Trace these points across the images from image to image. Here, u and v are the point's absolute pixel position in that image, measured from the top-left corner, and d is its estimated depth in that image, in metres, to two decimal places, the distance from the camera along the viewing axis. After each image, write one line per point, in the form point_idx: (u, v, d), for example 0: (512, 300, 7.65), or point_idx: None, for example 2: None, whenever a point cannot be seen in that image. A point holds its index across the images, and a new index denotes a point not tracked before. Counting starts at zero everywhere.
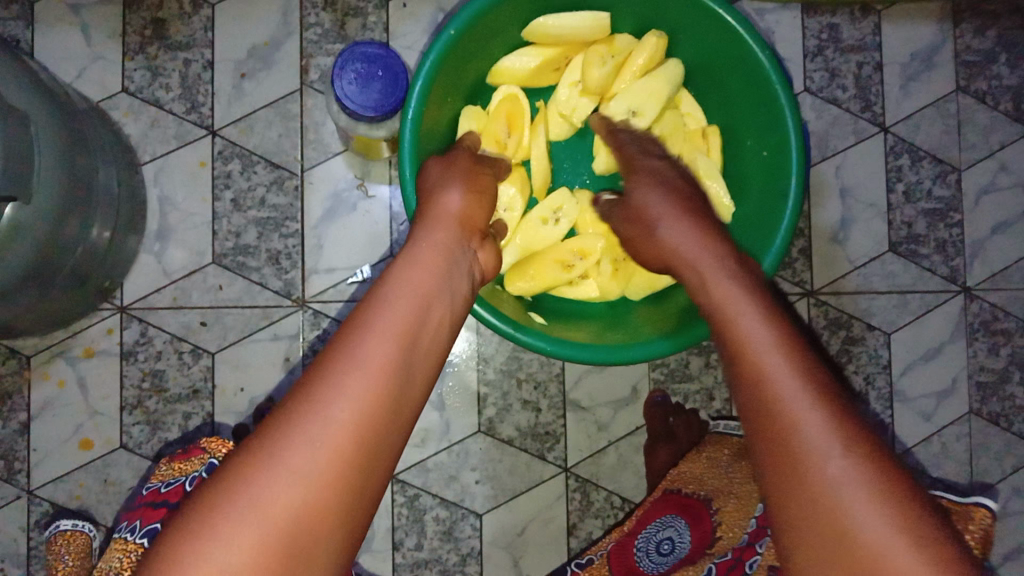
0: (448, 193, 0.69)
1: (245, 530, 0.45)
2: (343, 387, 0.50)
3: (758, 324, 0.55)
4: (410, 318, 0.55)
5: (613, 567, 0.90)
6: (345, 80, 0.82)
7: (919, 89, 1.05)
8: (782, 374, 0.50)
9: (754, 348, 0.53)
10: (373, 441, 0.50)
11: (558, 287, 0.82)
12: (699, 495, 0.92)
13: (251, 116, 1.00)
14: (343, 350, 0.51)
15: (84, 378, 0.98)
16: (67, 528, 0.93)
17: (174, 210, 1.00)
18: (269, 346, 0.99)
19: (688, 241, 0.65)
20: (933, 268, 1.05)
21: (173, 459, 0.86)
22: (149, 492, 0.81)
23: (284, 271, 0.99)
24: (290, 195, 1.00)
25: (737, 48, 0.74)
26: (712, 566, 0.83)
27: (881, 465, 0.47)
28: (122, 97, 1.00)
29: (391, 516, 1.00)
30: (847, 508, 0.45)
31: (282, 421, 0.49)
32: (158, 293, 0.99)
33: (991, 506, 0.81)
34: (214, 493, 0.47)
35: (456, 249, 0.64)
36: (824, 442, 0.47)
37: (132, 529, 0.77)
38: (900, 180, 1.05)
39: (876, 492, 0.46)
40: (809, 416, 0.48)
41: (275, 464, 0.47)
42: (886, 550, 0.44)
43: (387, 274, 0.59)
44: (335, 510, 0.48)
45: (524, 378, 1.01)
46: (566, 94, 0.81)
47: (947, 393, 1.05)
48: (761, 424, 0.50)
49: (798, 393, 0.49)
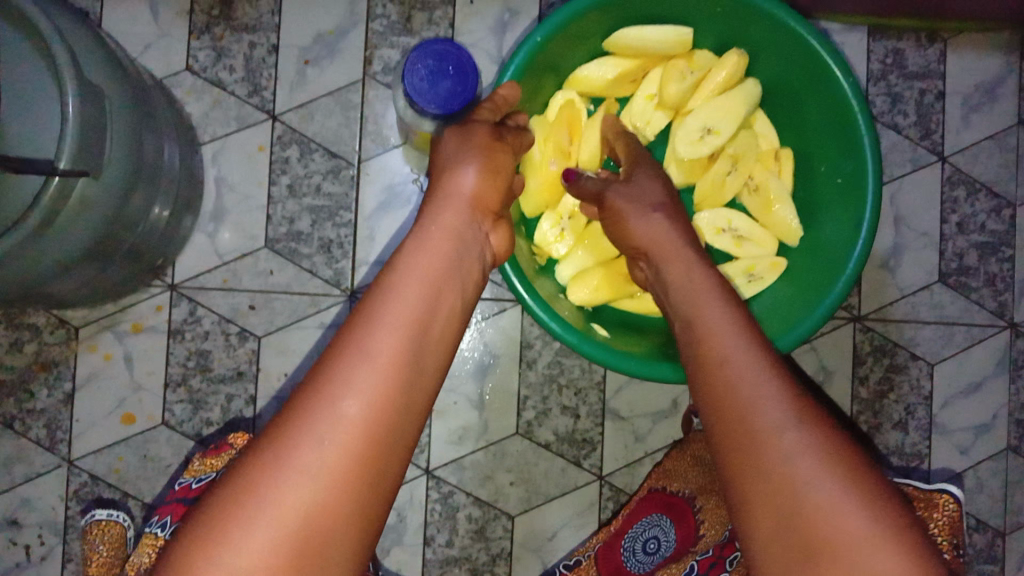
0: (462, 169, 0.70)
1: (259, 530, 0.47)
2: (354, 381, 0.51)
3: (725, 327, 0.58)
4: (419, 308, 0.57)
5: (601, 569, 0.91)
6: (415, 75, 0.81)
7: (979, 121, 1.05)
8: (760, 381, 0.53)
9: (719, 349, 0.56)
10: (383, 434, 0.51)
11: (619, 299, 0.83)
12: (682, 493, 0.91)
13: (312, 103, 1.00)
14: (354, 342, 0.53)
15: (131, 352, 0.99)
16: (103, 519, 0.91)
17: (230, 192, 1.00)
18: (317, 334, 1.00)
19: (672, 230, 0.69)
20: (981, 301, 1.04)
21: (206, 454, 0.84)
22: (181, 488, 0.79)
23: (334, 260, 1.00)
24: (346, 184, 1.00)
25: (819, 71, 0.77)
26: (692, 564, 0.80)
27: (834, 444, 0.50)
28: (186, 76, 1.00)
29: (425, 511, 1.01)
30: (801, 483, 0.48)
31: (292, 418, 0.50)
32: (209, 274, 1.00)
33: (956, 493, 0.81)
34: (229, 494, 0.48)
35: (466, 234, 0.65)
36: (779, 424, 0.51)
37: (164, 525, 0.74)
38: (954, 212, 1.04)
39: (830, 468, 0.49)
40: (787, 423, 0.51)
41: (286, 465, 0.48)
42: (839, 520, 0.47)
43: (395, 262, 0.60)
44: (349, 501, 0.49)
45: (565, 383, 1.02)
46: (640, 105, 0.84)
47: (985, 428, 1.04)
48: (722, 417, 0.53)
49: (758, 386, 0.53)
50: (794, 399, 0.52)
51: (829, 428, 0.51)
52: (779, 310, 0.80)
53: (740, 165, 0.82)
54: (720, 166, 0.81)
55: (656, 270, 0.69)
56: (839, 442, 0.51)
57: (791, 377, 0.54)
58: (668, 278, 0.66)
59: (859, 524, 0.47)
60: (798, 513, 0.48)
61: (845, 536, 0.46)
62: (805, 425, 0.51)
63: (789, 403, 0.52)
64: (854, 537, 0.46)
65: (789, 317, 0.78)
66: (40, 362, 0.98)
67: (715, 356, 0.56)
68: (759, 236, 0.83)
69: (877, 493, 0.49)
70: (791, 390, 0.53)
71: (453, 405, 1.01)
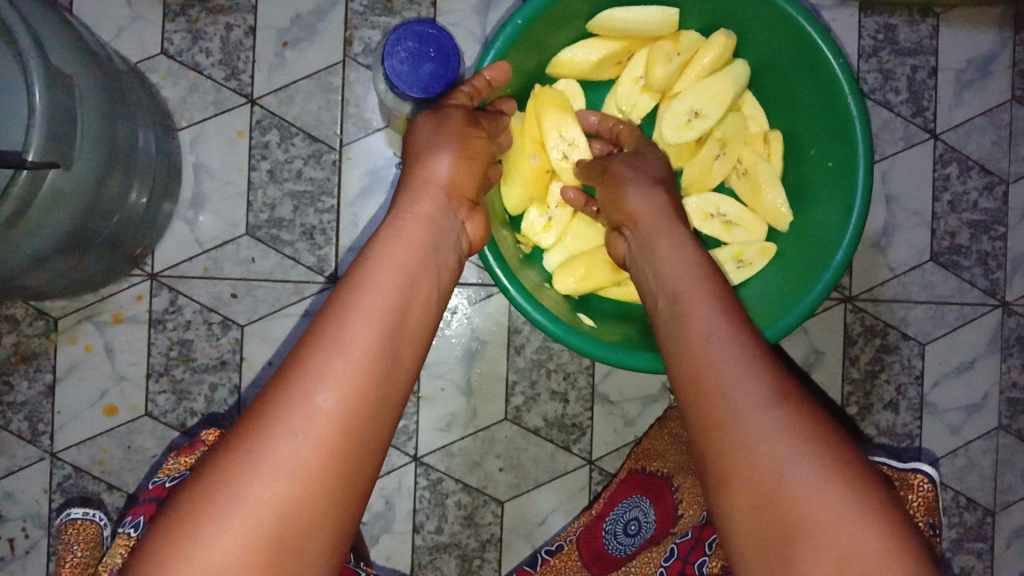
0: (437, 155, 0.68)
1: (233, 526, 0.45)
2: (329, 373, 0.50)
3: (702, 302, 0.56)
4: (394, 297, 0.55)
5: (584, 553, 0.90)
6: (395, 58, 0.79)
7: (972, 97, 1.03)
8: (735, 359, 0.51)
9: (696, 326, 0.54)
10: (359, 426, 0.50)
11: (604, 288, 0.81)
12: (662, 473, 0.89)
13: (291, 86, 0.98)
14: (328, 334, 0.52)
15: (112, 343, 0.98)
16: (78, 518, 0.91)
17: (210, 178, 0.98)
18: (300, 322, 0.98)
19: (654, 205, 0.68)
20: (973, 281, 1.03)
21: (180, 452, 0.82)
22: (155, 487, 0.77)
23: (318, 246, 0.98)
24: (328, 169, 0.98)
25: (809, 52, 0.76)
26: (673, 548, 0.77)
27: (812, 420, 0.48)
28: (160, 59, 0.97)
29: (413, 498, 1.00)
30: (776, 462, 0.46)
31: (265, 410, 0.49)
32: (190, 262, 0.98)
33: (930, 472, 0.76)
34: (202, 491, 0.47)
35: (442, 221, 0.64)
36: (755, 403, 0.48)
37: (136, 524, 0.73)
38: (946, 190, 1.03)
39: (808, 445, 0.47)
40: (761, 401, 0.48)
41: (259, 461, 0.47)
42: (817, 499, 0.45)
43: (369, 251, 0.58)
44: (325, 496, 0.48)
45: (553, 368, 1.00)
46: (626, 88, 0.83)
47: (976, 408, 1.04)
48: (697, 397, 0.51)
49: (730, 361, 0.51)
50: (773, 376, 0.50)
51: (805, 403, 0.49)
52: (769, 298, 0.79)
53: (729, 149, 0.80)
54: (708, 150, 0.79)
55: (640, 242, 0.66)
56: (820, 419, 0.49)
57: (770, 352, 0.52)
58: (647, 253, 0.64)
59: (834, 500, 0.45)
60: (775, 493, 0.46)
61: (820, 513, 0.44)
62: (784, 402, 0.48)
63: (765, 380, 0.49)
64: (831, 518, 0.44)
65: (776, 304, 0.77)
66: (20, 354, 0.97)
67: (691, 334, 0.54)
68: (748, 221, 0.82)
69: (858, 471, 0.46)
70: (769, 366, 0.51)
71: (440, 392, 1.00)
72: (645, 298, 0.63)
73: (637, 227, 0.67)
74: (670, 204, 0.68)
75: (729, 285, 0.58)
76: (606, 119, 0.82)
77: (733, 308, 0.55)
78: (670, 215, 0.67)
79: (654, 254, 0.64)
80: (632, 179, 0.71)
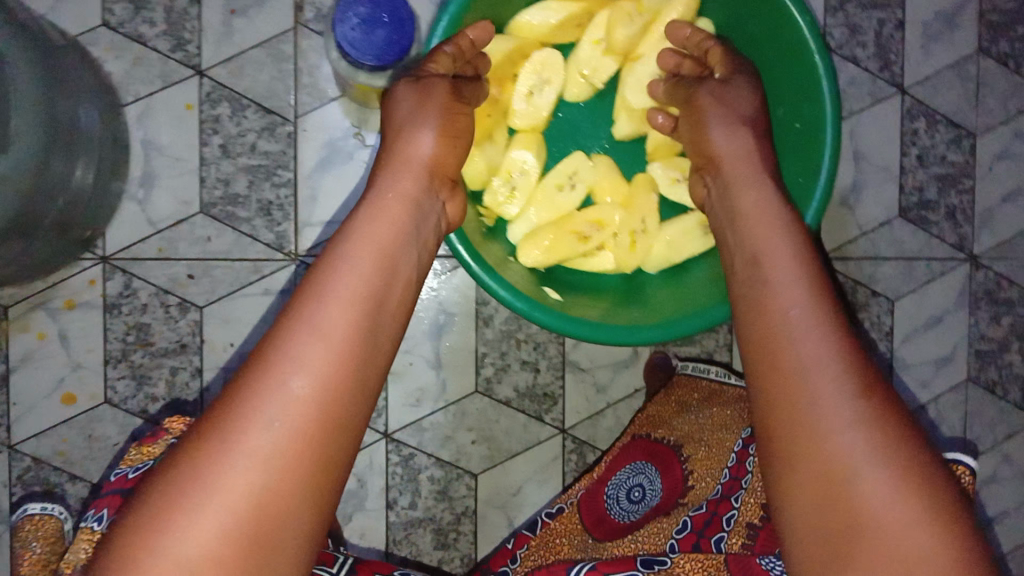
0: (420, 130, 0.65)
1: (212, 517, 0.44)
2: (303, 357, 0.48)
3: (784, 270, 0.56)
4: (374, 276, 0.53)
5: (585, 518, 0.89)
6: (347, 25, 0.77)
7: (939, 50, 1.02)
8: (813, 345, 0.51)
9: (776, 301, 0.54)
10: (338, 414, 0.48)
11: (573, 260, 0.79)
12: (668, 441, 0.89)
13: (241, 56, 0.94)
14: (302, 315, 0.49)
15: (66, 330, 0.94)
16: (36, 513, 0.89)
17: (160, 155, 0.94)
18: (261, 302, 0.95)
19: (746, 148, 0.66)
20: (942, 235, 1.03)
21: (140, 442, 0.79)
22: (117, 479, 0.74)
23: (275, 223, 0.95)
24: (282, 142, 0.95)
25: (775, 11, 0.73)
26: (685, 521, 0.76)
27: (888, 416, 0.48)
28: (102, 32, 0.93)
29: (385, 475, 0.99)
30: (855, 462, 0.47)
31: (237, 396, 0.47)
32: (143, 244, 0.94)
33: (971, 464, 0.72)
34: (173, 483, 0.45)
35: (423, 202, 0.62)
36: (836, 394, 0.49)
37: (99, 518, 0.71)
38: (914, 144, 1.02)
39: (881, 443, 0.47)
40: (832, 389, 0.49)
41: (230, 449, 0.45)
42: (884, 501, 0.45)
43: (348, 229, 0.56)
44: (302, 485, 0.46)
45: (523, 339, 0.99)
46: (587, 52, 0.80)
47: (945, 361, 1.04)
48: (769, 378, 0.52)
49: (814, 346, 0.50)
50: (853, 366, 0.49)
51: (884, 393, 0.49)
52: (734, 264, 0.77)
53: None
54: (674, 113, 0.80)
55: (721, 189, 0.66)
56: (898, 414, 0.49)
57: (849, 332, 0.52)
58: (735, 206, 0.63)
59: (884, 492, 0.46)
60: (839, 487, 0.47)
61: (880, 513, 0.45)
62: (866, 397, 0.48)
63: (844, 369, 0.49)
64: (896, 521, 0.45)
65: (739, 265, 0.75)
66: None
67: (772, 308, 0.54)
68: None
69: (923, 465, 0.47)
70: (853, 351, 0.50)
71: (410, 367, 0.98)
72: (724, 248, 0.64)
73: (722, 173, 0.66)
74: (761, 144, 0.66)
75: (816, 250, 0.58)
76: (698, 31, 0.76)
77: (813, 278, 0.55)
78: (757, 158, 0.65)
79: (755, 202, 0.62)
80: (714, 116, 0.68)
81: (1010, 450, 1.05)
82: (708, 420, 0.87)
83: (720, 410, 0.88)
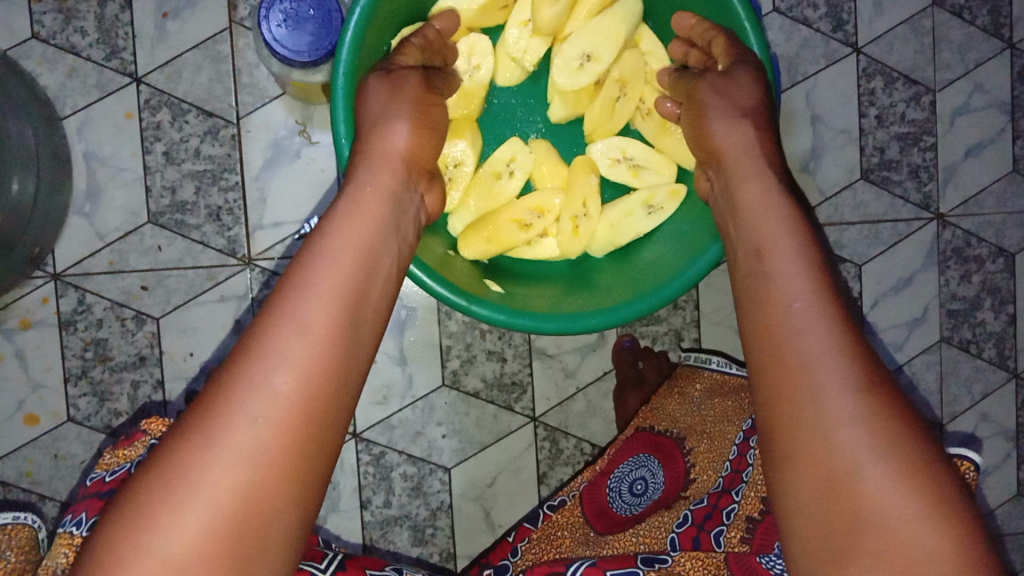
0: (392, 124, 0.63)
1: (195, 517, 0.42)
2: (284, 353, 0.46)
3: (788, 259, 0.53)
4: (354, 270, 0.51)
5: (586, 510, 0.87)
6: (272, 22, 0.75)
7: (892, 6, 0.99)
8: (813, 334, 0.48)
9: (777, 292, 0.52)
10: (321, 412, 0.46)
11: (516, 247, 0.79)
12: (671, 433, 0.87)
13: (178, 59, 0.92)
14: (283, 310, 0.48)
15: (23, 351, 0.93)
16: (9, 522, 0.87)
17: (103, 166, 0.93)
18: (216, 308, 0.94)
19: (753, 144, 0.64)
20: (906, 195, 1.01)
21: (116, 446, 0.77)
22: (94, 484, 0.72)
23: (226, 227, 0.93)
24: (227, 144, 0.93)
25: None
26: (686, 514, 0.76)
27: (896, 413, 0.46)
28: (33, 45, 0.91)
29: (357, 475, 0.98)
30: (857, 455, 0.44)
31: (221, 393, 0.46)
32: (93, 258, 0.93)
33: (975, 458, 0.70)
34: (155, 482, 0.44)
35: (403, 196, 0.60)
36: (837, 386, 0.46)
37: (78, 522, 0.68)
38: (872, 105, 1.00)
39: (886, 435, 0.45)
40: (834, 378, 0.46)
41: (214, 445, 0.44)
42: (889, 497, 0.43)
43: (325, 223, 0.54)
44: (287, 489, 0.44)
45: (487, 328, 0.98)
46: (515, 35, 0.79)
47: (917, 323, 1.02)
48: (772, 364, 0.49)
49: (818, 338, 0.48)
50: (859, 360, 0.47)
51: (886, 384, 0.47)
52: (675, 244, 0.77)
53: (629, 89, 0.79)
54: (607, 92, 0.78)
55: (724, 183, 0.64)
56: (903, 408, 0.46)
57: (853, 323, 0.49)
58: (737, 198, 0.61)
59: (884, 482, 0.43)
60: (839, 474, 0.44)
61: (881, 505, 0.43)
62: (866, 390, 0.46)
63: (850, 364, 0.47)
64: (899, 518, 0.42)
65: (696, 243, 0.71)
66: None
67: (774, 297, 0.52)
68: (656, 162, 0.80)
69: (926, 458, 0.44)
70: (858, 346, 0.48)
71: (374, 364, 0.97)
72: (726, 241, 0.62)
73: (726, 166, 0.64)
74: (769, 141, 0.64)
75: (818, 238, 0.55)
76: (702, 21, 0.75)
77: (814, 268, 0.52)
78: (760, 153, 0.63)
79: (761, 190, 0.60)
80: (714, 108, 0.66)
81: (988, 409, 1.04)
82: (711, 411, 0.86)
83: (722, 400, 0.87)
